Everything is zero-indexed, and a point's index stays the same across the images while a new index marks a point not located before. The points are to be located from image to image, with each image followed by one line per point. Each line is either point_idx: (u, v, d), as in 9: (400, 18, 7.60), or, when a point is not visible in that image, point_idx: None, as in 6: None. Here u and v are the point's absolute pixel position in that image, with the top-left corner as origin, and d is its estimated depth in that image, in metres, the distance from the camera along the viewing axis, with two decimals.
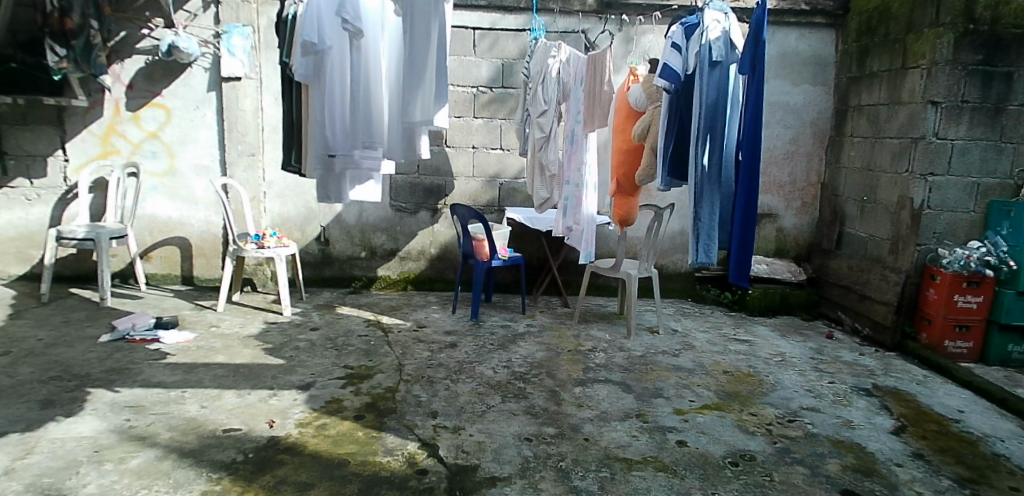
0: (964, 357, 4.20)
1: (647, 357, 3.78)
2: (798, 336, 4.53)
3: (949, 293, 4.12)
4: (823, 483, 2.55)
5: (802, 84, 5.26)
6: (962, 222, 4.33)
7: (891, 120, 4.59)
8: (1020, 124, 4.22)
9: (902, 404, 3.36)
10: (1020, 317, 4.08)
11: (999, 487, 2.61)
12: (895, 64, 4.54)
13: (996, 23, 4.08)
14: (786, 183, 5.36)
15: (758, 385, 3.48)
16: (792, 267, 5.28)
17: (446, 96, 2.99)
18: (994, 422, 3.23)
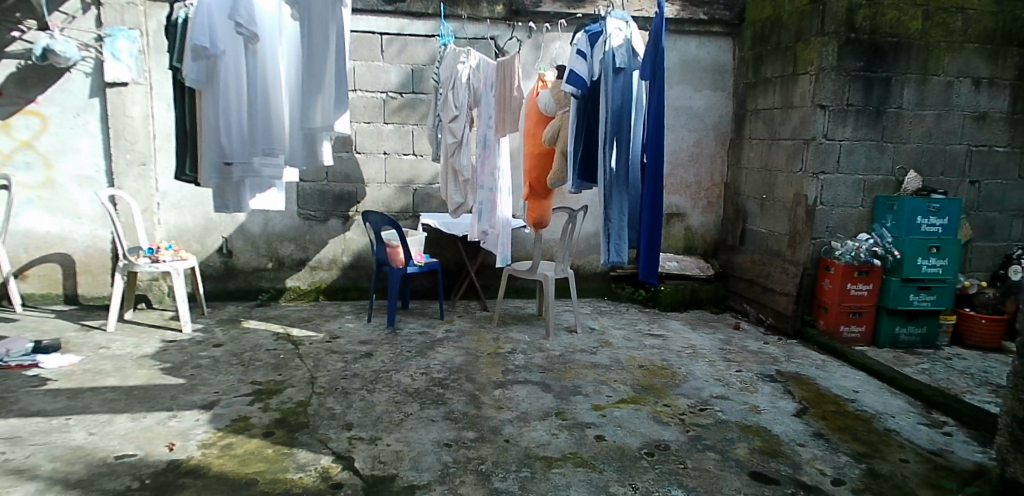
0: (857, 340, 4.49)
1: (566, 356, 3.83)
2: (708, 328, 4.72)
3: (842, 282, 4.41)
4: (733, 466, 2.66)
5: (704, 89, 5.50)
6: (851, 216, 4.64)
7: (784, 123, 4.87)
8: (898, 125, 4.57)
9: (803, 388, 3.56)
10: (905, 302, 4.41)
11: (891, 459, 2.80)
12: (787, 71, 4.83)
13: (874, 32, 4.42)
14: (692, 184, 5.57)
15: (672, 377, 3.59)
16: (700, 263, 5.48)
17: (346, 102, 2.92)
18: (885, 400, 3.47)
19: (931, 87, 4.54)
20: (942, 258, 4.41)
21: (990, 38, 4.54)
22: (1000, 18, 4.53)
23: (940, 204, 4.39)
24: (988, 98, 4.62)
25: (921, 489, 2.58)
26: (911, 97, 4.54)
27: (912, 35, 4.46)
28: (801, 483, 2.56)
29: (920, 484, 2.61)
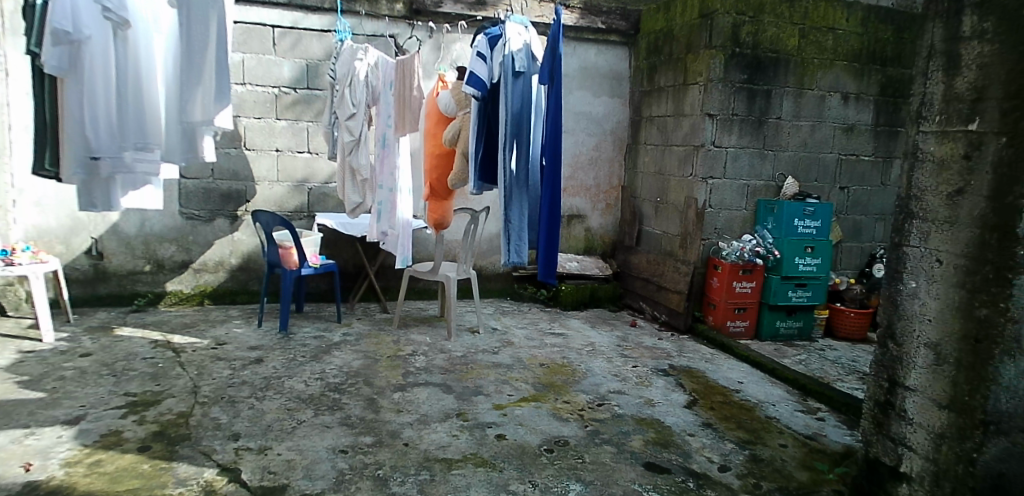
0: (742, 334, 4.76)
1: (467, 357, 3.81)
2: (606, 326, 4.85)
3: (729, 280, 4.67)
4: (628, 458, 2.74)
5: (602, 96, 5.66)
6: (737, 218, 4.92)
7: (677, 129, 5.09)
8: (778, 134, 4.89)
9: (694, 380, 3.73)
10: (784, 298, 4.73)
11: (772, 444, 2.98)
12: (679, 81, 5.05)
13: (757, 47, 4.71)
14: (591, 187, 5.71)
15: (572, 374, 3.66)
16: (599, 263, 5.63)
17: (227, 95, 2.86)
18: (766, 389, 3.69)
19: (806, 100, 4.90)
20: (816, 257, 4.76)
21: (857, 57, 4.96)
22: (865, 39, 4.95)
23: (814, 207, 4.73)
24: (855, 111, 5.04)
25: (797, 471, 2.76)
26: (789, 109, 4.87)
27: (789, 51, 4.79)
28: (690, 471, 2.68)
29: (797, 467, 2.80)
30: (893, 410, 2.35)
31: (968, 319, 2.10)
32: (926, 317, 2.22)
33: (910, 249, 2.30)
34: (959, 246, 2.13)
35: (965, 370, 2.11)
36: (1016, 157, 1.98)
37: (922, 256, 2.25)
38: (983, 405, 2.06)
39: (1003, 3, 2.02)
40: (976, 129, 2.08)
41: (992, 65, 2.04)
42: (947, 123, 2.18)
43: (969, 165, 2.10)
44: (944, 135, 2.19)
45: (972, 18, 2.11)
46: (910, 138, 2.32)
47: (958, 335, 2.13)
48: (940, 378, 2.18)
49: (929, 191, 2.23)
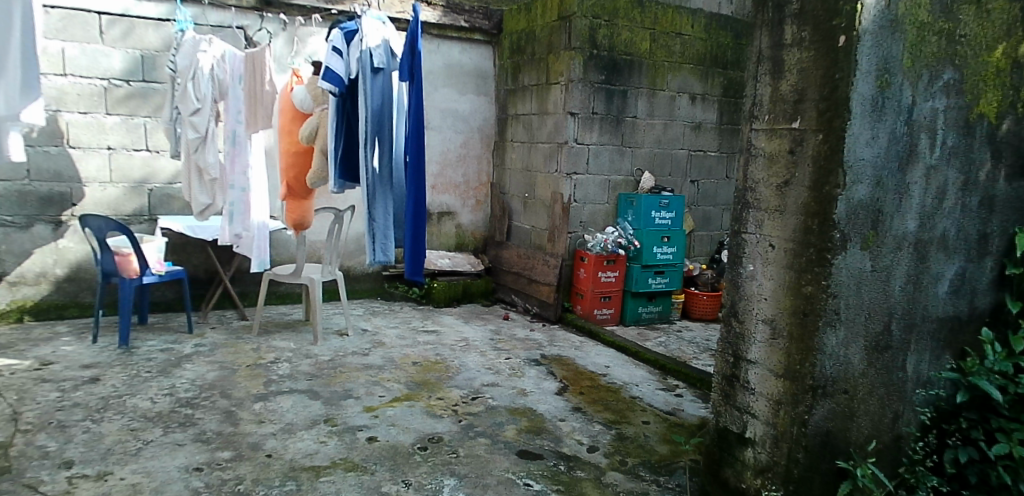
0: (608, 321, 4.98)
1: (335, 360, 3.68)
2: (479, 321, 4.88)
3: (594, 271, 4.85)
4: (502, 448, 2.77)
5: (467, 93, 5.66)
6: (600, 211, 5.13)
7: (541, 127, 5.21)
8: (635, 131, 5.14)
9: (564, 368, 3.84)
10: (645, 285, 5.00)
11: (636, 422, 3.14)
12: (541, 80, 5.17)
13: (612, 49, 4.93)
14: (460, 184, 5.70)
15: (445, 371, 3.64)
16: (471, 258, 5.64)
17: (37, 89, 2.68)
18: (631, 371, 3.88)
19: (659, 99, 5.19)
20: (672, 246, 5.07)
21: (702, 60, 5.34)
22: (708, 44, 5.34)
23: (669, 200, 5.03)
24: (702, 111, 5.42)
25: (659, 445, 2.93)
26: (644, 108, 5.14)
27: (642, 54, 5.06)
28: (561, 455, 2.75)
29: (658, 441, 2.97)
30: (737, 381, 2.53)
31: (796, 296, 2.32)
32: (763, 297, 2.43)
33: (748, 236, 2.50)
34: (787, 232, 2.34)
35: (796, 342, 2.33)
36: (831, 152, 2.21)
37: (757, 242, 2.46)
38: (812, 372, 2.29)
39: (817, 16, 2.25)
40: (799, 126, 2.31)
41: (810, 69, 2.27)
42: (775, 122, 2.39)
43: (793, 159, 2.32)
44: (773, 132, 2.40)
45: (792, 27, 2.33)
46: (745, 135, 2.52)
47: (789, 310, 2.34)
48: (776, 350, 2.39)
49: (761, 183, 2.44)
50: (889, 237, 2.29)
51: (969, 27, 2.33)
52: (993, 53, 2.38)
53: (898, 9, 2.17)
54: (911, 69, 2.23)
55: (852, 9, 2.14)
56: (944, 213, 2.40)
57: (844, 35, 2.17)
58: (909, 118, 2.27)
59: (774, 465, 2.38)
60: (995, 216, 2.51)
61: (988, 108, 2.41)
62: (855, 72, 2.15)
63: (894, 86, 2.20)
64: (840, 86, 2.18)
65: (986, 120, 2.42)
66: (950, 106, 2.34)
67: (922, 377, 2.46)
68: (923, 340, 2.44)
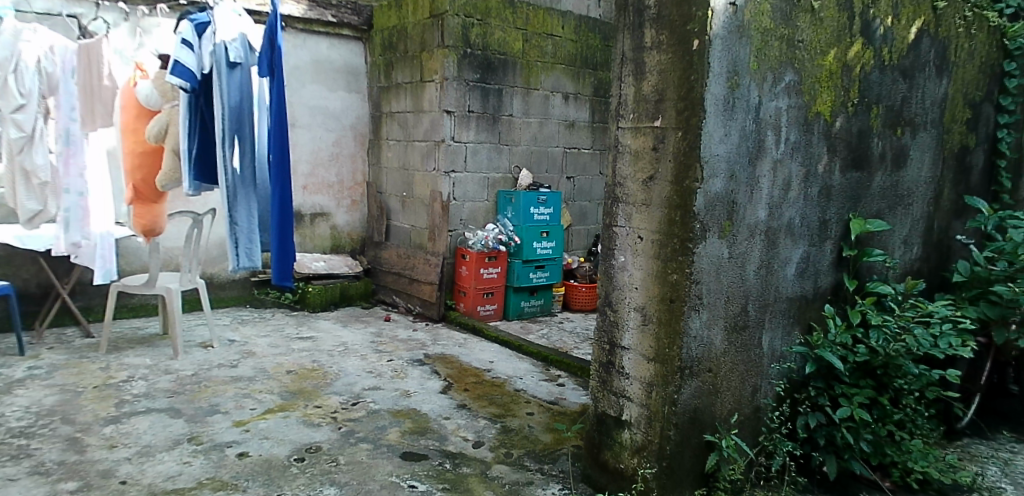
0: (492, 317, 5.00)
1: (199, 375, 3.43)
2: (358, 324, 4.74)
3: (476, 268, 4.85)
4: (385, 452, 2.69)
5: (338, 90, 5.46)
6: (480, 209, 5.14)
7: (417, 126, 5.13)
8: (511, 130, 5.19)
9: (448, 366, 3.81)
10: (526, 279, 5.07)
11: (521, 414, 3.17)
12: (415, 78, 5.09)
13: (486, 49, 4.96)
14: (334, 183, 5.50)
15: (323, 377, 3.50)
16: (348, 260, 5.46)
17: None
18: (515, 365, 3.92)
19: (533, 98, 5.27)
20: (551, 240, 5.18)
21: (573, 61, 5.48)
22: (579, 45, 5.50)
23: (547, 196, 5.13)
24: (575, 110, 5.57)
25: (543, 434, 2.97)
26: (519, 107, 5.19)
27: (515, 53, 5.11)
28: (446, 453, 2.72)
29: (542, 431, 3.01)
30: (614, 367, 2.59)
31: (663, 283, 2.42)
32: (634, 286, 2.52)
33: (618, 230, 2.58)
34: (653, 224, 2.44)
35: (664, 326, 2.42)
36: (689, 148, 2.32)
37: (627, 234, 2.54)
38: (678, 353, 2.38)
39: (673, 20, 2.35)
40: (661, 125, 2.41)
41: (668, 71, 2.38)
42: (640, 120, 2.47)
43: (657, 156, 2.42)
44: (637, 131, 2.49)
45: (651, 31, 2.43)
46: (612, 132, 2.59)
47: (657, 298, 2.44)
48: (647, 336, 2.47)
49: (628, 178, 2.52)
50: (742, 227, 2.46)
51: (805, 34, 2.55)
52: (827, 58, 2.65)
53: (744, 15, 2.32)
54: (758, 71, 2.41)
55: (704, 15, 2.25)
56: (790, 203, 2.61)
57: (697, 39, 2.28)
58: (757, 116, 2.44)
59: (649, 444, 2.44)
60: (835, 205, 2.81)
61: (823, 107, 2.68)
62: (708, 74, 2.27)
63: (742, 87, 2.36)
64: (695, 87, 2.29)
65: (823, 118, 2.69)
66: (792, 106, 2.55)
67: (777, 352, 2.66)
68: (776, 318, 2.65)
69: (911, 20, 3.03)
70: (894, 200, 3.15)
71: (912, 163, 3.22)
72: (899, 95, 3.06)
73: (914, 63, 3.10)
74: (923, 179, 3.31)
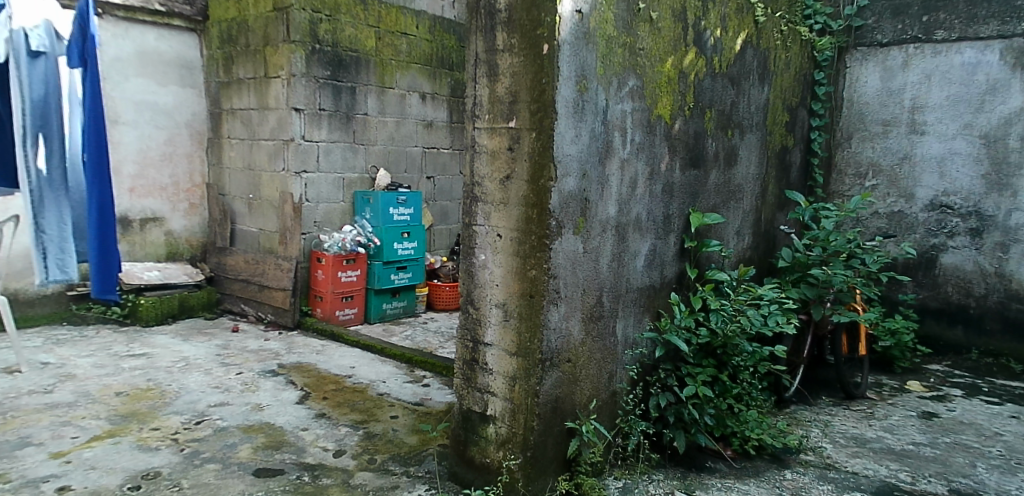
0: (352, 321, 4.83)
1: (4, 405, 3.01)
2: (202, 337, 4.39)
3: (334, 271, 4.67)
4: (235, 471, 2.51)
5: (169, 85, 5.04)
6: (335, 210, 4.96)
7: (262, 124, 4.86)
8: (366, 129, 5.06)
9: (304, 375, 3.63)
10: (388, 281, 4.97)
11: (384, 418, 3.09)
12: (259, 73, 4.83)
13: (336, 45, 4.79)
14: (168, 186, 5.07)
15: (161, 397, 3.20)
16: (187, 268, 5.03)
17: None
18: (377, 369, 3.82)
19: (388, 97, 5.17)
20: (412, 240, 5.12)
21: (428, 61, 5.45)
22: (434, 45, 5.48)
23: (406, 196, 5.06)
24: (432, 110, 5.54)
25: (408, 437, 2.90)
26: (374, 105, 5.08)
27: (368, 51, 5.00)
28: (305, 465, 2.59)
29: (407, 433, 2.94)
30: (477, 364, 2.56)
31: (522, 279, 2.44)
32: (495, 283, 2.51)
33: (477, 228, 2.55)
34: (512, 222, 2.45)
35: (524, 321, 2.44)
36: (543, 148, 2.36)
37: (486, 233, 2.52)
38: (540, 346, 2.40)
39: (523, 24, 2.37)
40: (515, 126, 2.42)
41: (520, 74, 2.39)
42: (495, 121, 2.47)
43: (512, 156, 2.43)
44: (493, 131, 2.48)
45: (503, 34, 2.42)
46: (468, 132, 2.56)
47: (517, 293, 2.45)
48: (508, 331, 2.47)
49: (485, 178, 2.51)
50: (594, 223, 2.57)
51: (645, 42, 2.71)
52: (664, 65, 2.82)
53: (589, 23, 2.42)
54: (603, 76, 2.52)
55: (552, 20, 2.30)
56: (637, 198, 2.77)
57: (547, 43, 2.32)
58: (604, 118, 2.56)
59: (513, 436, 2.44)
60: (676, 200, 3.01)
61: (663, 110, 2.86)
62: (558, 78, 2.33)
63: (589, 91, 2.47)
64: (547, 90, 2.33)
65: (663, 121, 2.87)
66: (635, 109, 2.70)
67: (629, 339, 2.81)
68: (628, 307, 2.79)
69: (736, 32, 3.32)
70: (726, 194, 3.44)
71: (741, 162, 3.53)
72: (729, 100, 3.34)
73: (740, 71, 3.40)
74: (751, 176, 3.64)
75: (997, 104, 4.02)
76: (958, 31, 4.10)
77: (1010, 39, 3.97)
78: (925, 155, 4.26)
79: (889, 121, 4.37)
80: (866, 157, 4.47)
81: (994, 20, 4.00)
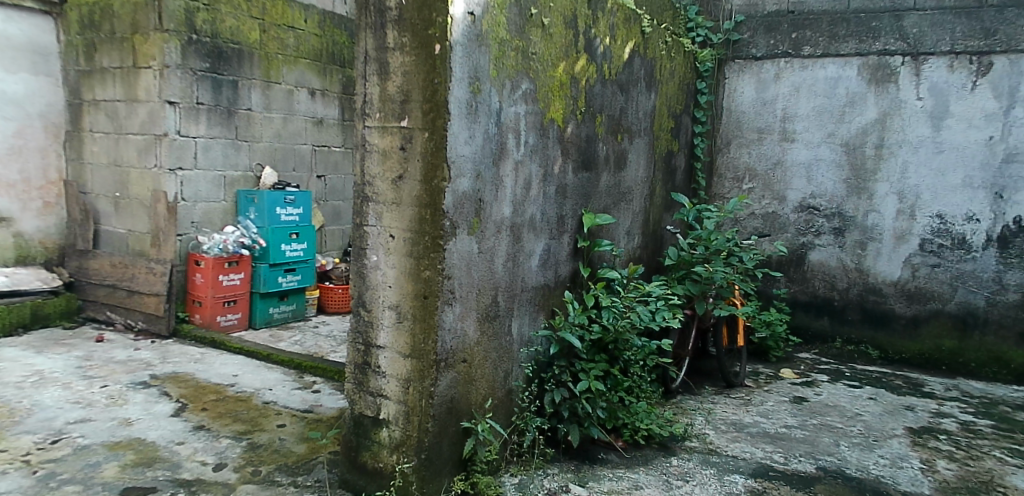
0: (234, 327, 4.59)
1: None
2: (61, 348, 4.00)
3: (214, 275, 4.40)
4: (99, 492, 2.31)
5: (19, 72, 4.58)
6: (216, 210, 4.67)
7: (130, 117, 4.52)
8: (250, 125, 4.82)
9: (180, 385, 3.40)
10: (275, 284, 4.76)
11: (270, 427, 2.95)
12: (126, 63, 4.49)
13: (216, 36, 4.54)
14: (17, 182, 4.59)
15: (11, 416, 2.89)
16: (40, 273, 4.58)
17: None
18: (263, 376, 3.64)
19: (274, 93, 4.97)
20: (301, 241, 4.94)
21: (318, 57, 5.28)
22: (323, 41, 5.32)
23: (295, 196, 4.87)
24: (322, 107, 5.37)
25: (296, 446, 2.78)
26: (258, 101, 4.86)
27: (251, 44, 4.78)
28: (180, 482, 2.42)
29: (295, 442, 2.82)
30: (370, 367, 2.47)
31: (416, 280, 2.37)
32: (388, 284, 2.42)
33: (369, 229, 2.46)
34: (405, 223, 2.38)
35: (419, 322, 2.37)
36: (436, 148, 2.31)
37: (378, 233, 2.44)
38: (434, 347, 2.36)
39: (414, 23, 2.30)
40: (407, 126, 2.35)
41: (412, 73, 2.32)
42: (386, 120, 2.39)
43: (404, 156, 2.36)
44: (384, 130, 2.40)
45: (393, 32, 2.34)
46: (358, 130, 2.47)
47: (411, 295, 2.38)
48: (402, 333, 2.40)
49: (377, 177, 2.43)
50: (489, 223, 2.57)
51: (537, 47, 2.75)
52: (556, 70, 2.88)
53: (481, 25, 2.41)
54: (496, 78, 2.53)
55: (444, 21, 2.25)
56: (531, 200, 2.80)
57: (439, 44, 2.27)
58: (498, 121, 2.57)
59: (407, 439, 2.37)
60: (569, 201, 3.08)
61: (555, 114, 2.91)
62: (451, 79, 2.29)
63: (482, 93, 2.46)
64: (439, 90, 2.28)
65: (556, 125, 2.93)
66: (528, 111, 2.73)
67: (524, 337, 2.84)
68: (523, 307, 2.81)
69: (624, 41, 3.44)
70: (617, 196, 3.55)
71: (630, 165, 3.65)
72: (618, 106, 3.46)
73: (628, 78, 3.53)
74: (639, 179, 3.78)
75: (856, 115, 4.41)
76: (822, 47, 4.46)
77: (866, 57, 4.36)
78: (795, 161, 4.60)
79: (763, 129, 4.68)
80: (744, 162, 4.76)
81: (852, 39, 4.38)
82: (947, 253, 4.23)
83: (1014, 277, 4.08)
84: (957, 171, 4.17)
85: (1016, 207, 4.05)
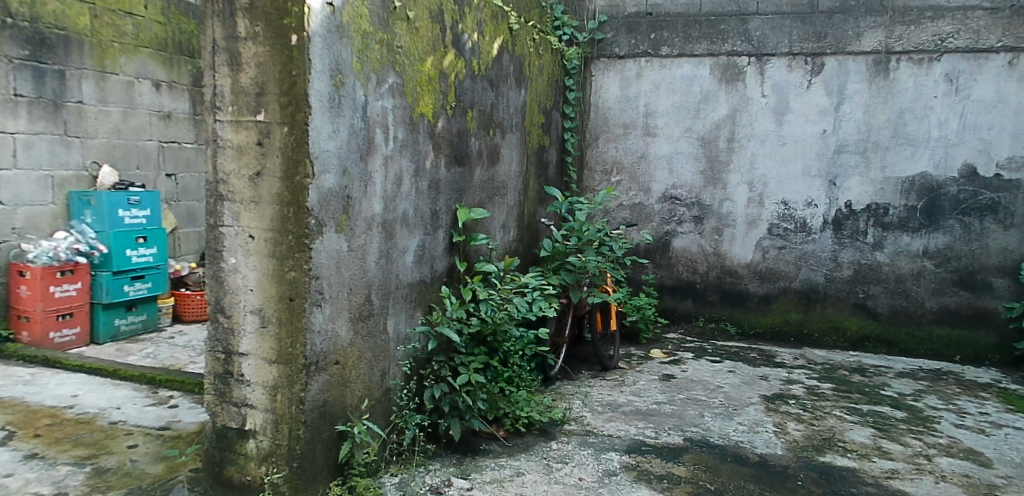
0: (72, 344, 4.15)
1: None
2: None
3: (44, 286, 3.95)
4: None
5: None
6: (43, 214, 4.19)
7: None
8: (81, 120, 4.38)
9: (7, 411, 3.02)
10: (120, 294, 4.37)
11: (119, 449, 2.68)
12: None
13: (35, 21, 4.06)
14: None
15: None
16: None
17: None
18: (109, 394, 3.31)
19: (111, 84, 4.55)
20: (149, 246, 4.59)
21: (161, 45, 4.91)
22: (167, 29, 4.94)
23: (139, 196, 4.52)
24: (169, 99, 4.99)
25: (151, 466, 2.55)
26: (91, 92, 4.43)
27: (81, 31, 4.34)
28: None
29: (149, 462, 2.59)
30: (232, 377, 2.30)
31: (280, 282, 2.23)
32: (249, 288, 2.27)
33: (225, 229, 2.29)
34: (265, 222, 2.23)
35: (285, 326, 2.23)
36: (297, 143, 2.18)
37: (236, 234, 2.27)
38: (303, 351, 2.24)
39: (268, 11, 2.15)
40: (263, 119, 2.20)
41: (267, 64, 2.17)
42: (240, 113, 2.23)
43: (261, 151, 2.21)
44: (239, 124, 2.24)
45: (244, 21, 2.18)
46: (209, 125, 2.29)
47: (274, 298, 2.24)
48: (267, 338, 2.25)
49: (232, 174, 2.26)
50: (358, 220, 2.49)
51: (402, 40, 2.69)
52: (424, 64, 2.84)
53: (342, 16, 2.31)
54: (361, 71, 2.44)
55: (300, 11, 2.12)
56: (402, 196, 2.75)
57: (295, 34, 2.13)
58: (364, 115, 2.48)
59: (277, 449, 2.24)
60: (442, 196, 3.06)
61: (425, 108, 2.87)
62: (311, 71, 2.17)
63: (346, 86, 2.37)
64: (298, 83, 2.15)
65: (425, 120, 2.89)
66: (395, 106, 2.66)
67: (401, 335, 2.78)
68: (398, 304, 2.75)
69: (492, 37, 3.46)
70: (491, 190, 3.57)
71: (503, 160, 3.68)
72: (488, 101, 3.47)
73: (498, 74, 3.55)
74: (512, 173, 3.81)
75: (709, 112, 4.72)
76: (678, 48, 4.73)
77: (717, 57, 4.68)
78: (657, 154, 4.85)
79: (628, 124, 4.89)
80: (611, 156, 4.95)
81: (704, 41, 4.68)
82: (792, 236, 4.62)
83: (847, 255, 4.53)
84: (797, 162, 4.57)
85: (847, 193, 4.50)
